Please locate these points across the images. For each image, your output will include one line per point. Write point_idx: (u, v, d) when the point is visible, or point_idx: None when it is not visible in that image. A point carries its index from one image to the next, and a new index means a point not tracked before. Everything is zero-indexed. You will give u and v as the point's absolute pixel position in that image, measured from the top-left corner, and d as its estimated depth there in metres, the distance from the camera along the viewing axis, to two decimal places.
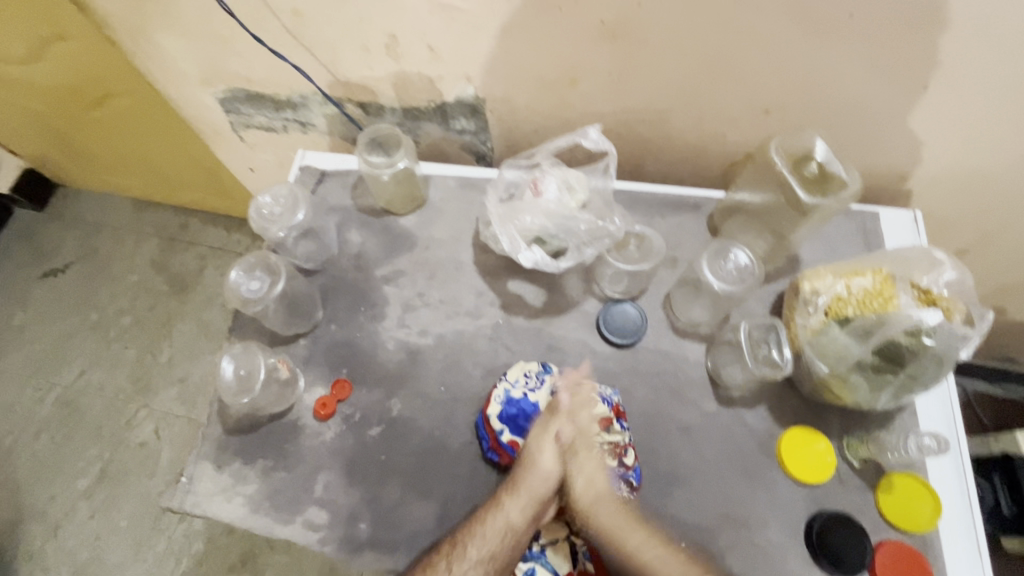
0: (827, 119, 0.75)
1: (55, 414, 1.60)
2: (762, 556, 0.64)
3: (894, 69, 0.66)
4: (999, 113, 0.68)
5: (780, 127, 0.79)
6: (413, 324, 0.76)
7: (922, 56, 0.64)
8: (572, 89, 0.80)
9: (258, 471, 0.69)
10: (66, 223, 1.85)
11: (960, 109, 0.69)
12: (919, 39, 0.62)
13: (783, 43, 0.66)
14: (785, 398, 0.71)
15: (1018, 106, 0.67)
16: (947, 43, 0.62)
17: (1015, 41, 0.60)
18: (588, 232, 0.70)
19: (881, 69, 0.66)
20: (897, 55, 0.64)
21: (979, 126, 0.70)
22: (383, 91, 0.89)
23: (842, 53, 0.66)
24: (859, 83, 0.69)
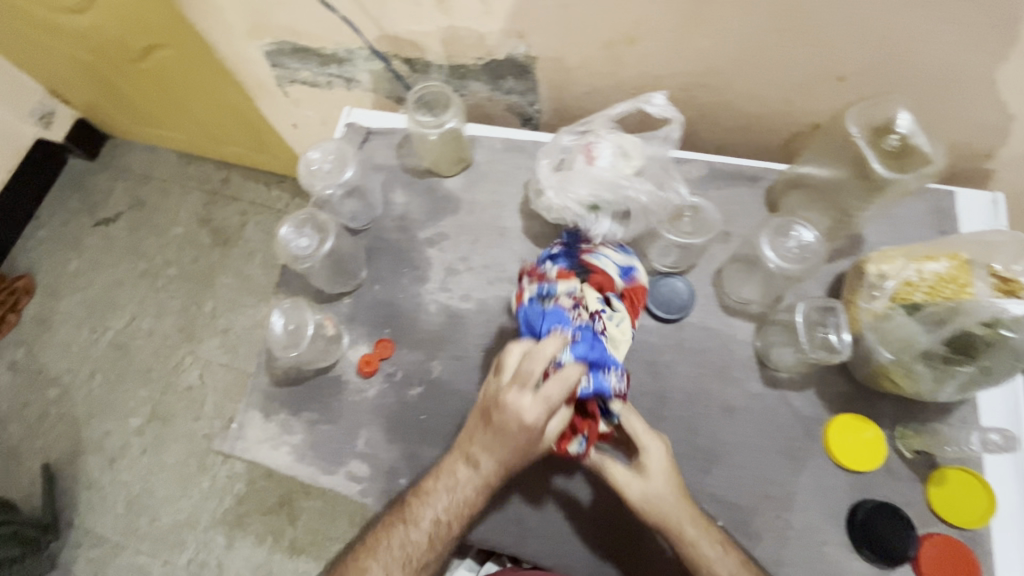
0: (908, 88, 0.69)
1: (108, 355, 1.69)
2: (800, 539, 0.63)
3: (995, 33, 0.60)
4: None
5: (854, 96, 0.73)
6: (455, 288, 0.76)
7: None
8: (629, 49, 0.76)
9: (303, 423, 0.72)
10: (116, 174, 1.91)
11: None
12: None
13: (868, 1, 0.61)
14: (836, 383, 0.68)
15: None
16: None
17: None
18: (647, 202, 0.67)
19: (979, 32, 0.60)
20: (1000, 17, 0.58)
21: None
22: (431, 47, 0.86)
23: (936, 15, 0.60)
24: (950, 47, 0.63)
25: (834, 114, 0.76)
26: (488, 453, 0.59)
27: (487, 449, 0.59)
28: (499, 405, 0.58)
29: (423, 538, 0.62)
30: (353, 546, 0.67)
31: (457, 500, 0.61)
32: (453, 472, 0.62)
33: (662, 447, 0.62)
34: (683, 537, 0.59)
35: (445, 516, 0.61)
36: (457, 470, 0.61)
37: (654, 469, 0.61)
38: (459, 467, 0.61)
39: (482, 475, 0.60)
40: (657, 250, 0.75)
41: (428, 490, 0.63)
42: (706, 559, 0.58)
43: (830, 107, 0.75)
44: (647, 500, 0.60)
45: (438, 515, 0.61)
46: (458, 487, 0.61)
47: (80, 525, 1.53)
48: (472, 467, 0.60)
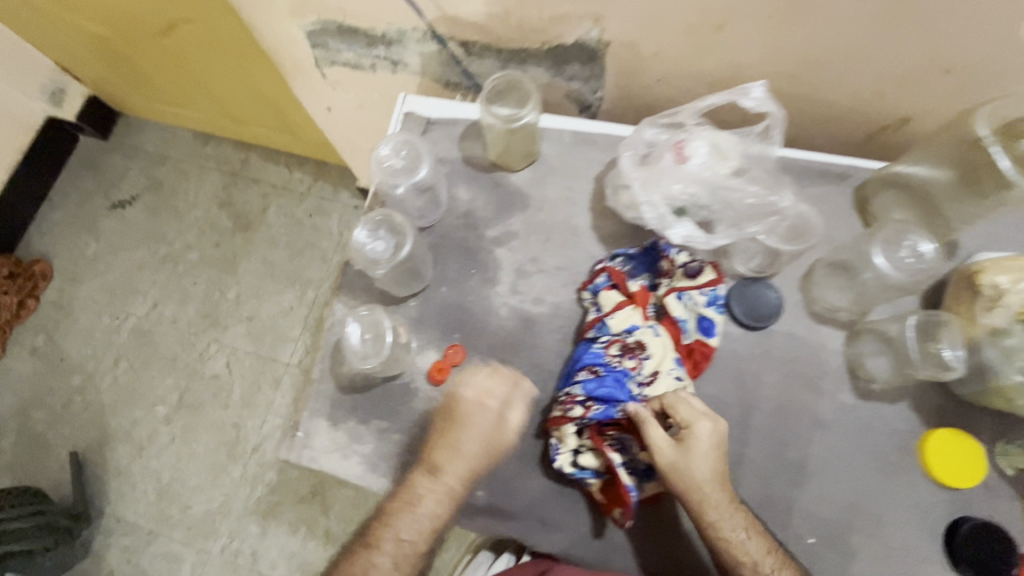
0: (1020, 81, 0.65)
1: (132, 342, 1.66)
2: (895, 556, 0.62)
3: None
4: None
5: (956, 89, 0.69)
6: (527, 291, 0.73)
7: None
8: (716, 35, 0.71)
9: (374, 432, 0.69)
10: (130, 154, 1.84)
11: None
12: None
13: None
14: (933, 396, 0.65)
15: None
16: None
17: None
18: (752, 206, 0.64)
19: None
20: None
21: None
22: (494, 30, 0.80)
23: None
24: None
25: (929, 107, 0.72)
26: (449, 470, 0.63)
27: (446, 463, 0.63)
28: (460, 416, 0.65)
29: (399, 552, 0.62)
30: (339, 563, 0.65)
31: (426, 517, 0.62)
32: (413, 490, 0.63)
33: (712, 429, 0.59)
34: (705, 513, 0.58)
35: (414, 534, 0.62)
36: (416, 485, 0.63)
37: (699, 448, 0.58)
38: (418, 483, 0.63)
39: (440, 488, 0.63)
40: (739, 254, 0.71)
41: (394, 513, 0.63)
42: (729, 541, 0.58)
43: (927, 100, 0.71)
44: (681, 474, 0.58)
45: (405, 536, 0.62)
46: (421, 503, 0.63)
47: (112, 513, 1.52)
48: (432, 481, 0.63)
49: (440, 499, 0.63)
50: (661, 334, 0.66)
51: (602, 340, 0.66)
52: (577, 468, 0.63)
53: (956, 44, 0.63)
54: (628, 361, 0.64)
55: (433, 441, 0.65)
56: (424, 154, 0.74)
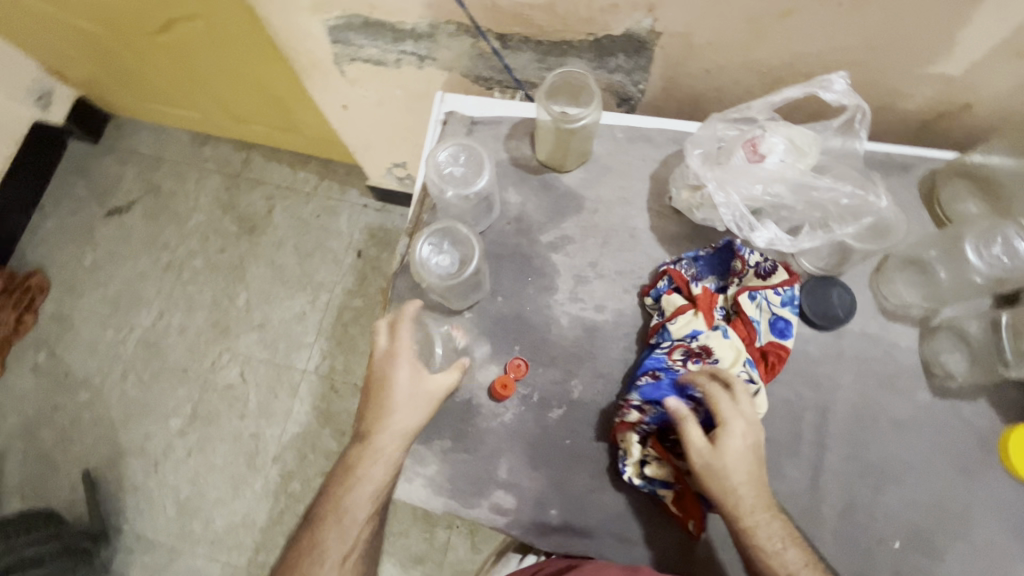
0: None
1: (139, 355, 1.60)
2: (983, 557, 0.60)
3: None
4: None
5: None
6: (587, 298, 0.70)
7: None
8: (778, 23, 0.67)
9: (436, 452, 0.66)
10: (124, 158, 1.76)
11: None
12: None
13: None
14: (1012, 391, 0.64)
15: None
16: None
17: None
18: (846, 205, 0.59)
19: None
20: None
21: None
22: (537, 21, 0.76)
23: None
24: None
25: (995, 93, 0.70)
26: (380, 450, 0.62)
27: (383, 445, 0.62)
28: (384, 404, 0.62)
29: (346, 535, 0.62)
30: (297, 549, 0.64)
31: (363, 496, 0.62)
32: (359, 470, 0.62)
33: (747, 427, 0.57)
34: (738, 518, 0.56)
35: (360, 512, 0.62)
36: (361, 466, 0.62)
37: (733, 448, 0.56)
38: (364, 465, 0.62)
39: (385, 468, 0.62)
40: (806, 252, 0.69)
41: (344, 496, 0.63)
42: (764, 549, 0.56)
43: (993, 85, 0.69)
44: (715, 475, 0.56)
45: (351, 515, 0.62)
46: (369, 483, 0.62)
47: (131, 531, 1.48)
48: (375, 462, 0.62)
49: (377, 479, 0.62)
50: (731, 336, 0.62)
51: (664, 344, 0.63)
52: (649, 481, 0.61)
53: None
54: (693, 364, 0.61)
55: (371, 415, 0.63)
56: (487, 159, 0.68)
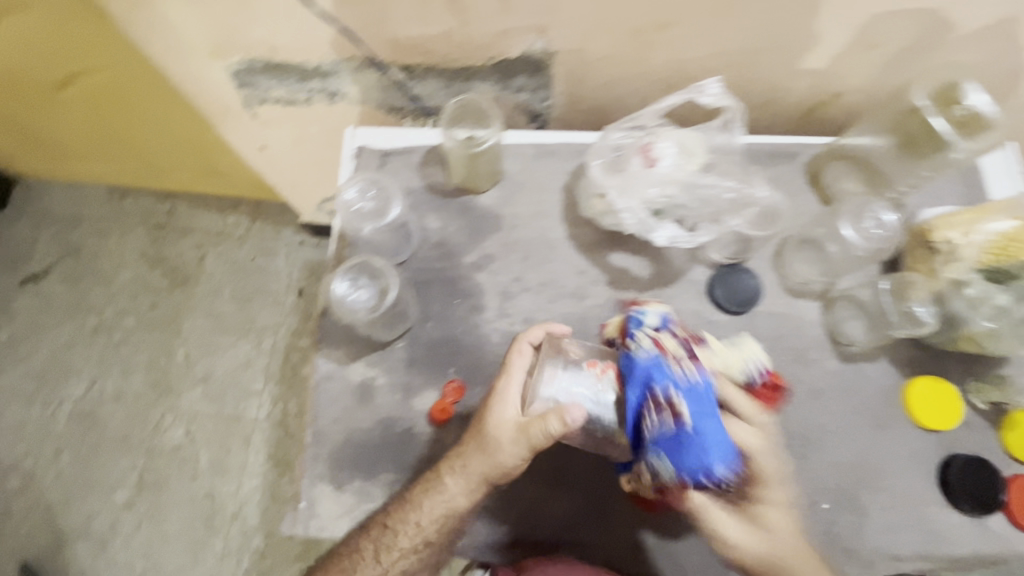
0: (938, 49, 0.70)
1: (73, 428, 1.50)
2: (902, 505, 0.65)
3: None
4: None
5: (881, 61, 0.73)
6: (515, 312, 0.71)
7: None
8: (659, 35, 0.72)
9: (383, 486, 0.65)
10: (35, 222, 1.65)
11: None
12: None
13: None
14: (907, 348, 0.70)
15: None
16: None
17: None
18: (731, 200, 0.65)
19: None
20: None
21: None
22: (436, 50, 0.78)
23: None
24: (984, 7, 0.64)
25: (860, 81, 0.76)
26: (468, 474, 0.60)
27: (473, 470, 0.60)
28: (482, 436, 0.60)
29: (414, 542, 0.61)
30: (370, 526, 0.63)
31: (437, 513, 0.60)
32: (440, 489, 0.61)
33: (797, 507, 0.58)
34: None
35: (430, 526, 0.61)
36: (443, 486, 0.60)
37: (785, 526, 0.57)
38: (447, 486, 0.60)
39: (466, 494, 0.60)
40: (713, 243, 0.73)
41: (417, 505, 0.61)
42: None
43: (857, 74, 0.75)
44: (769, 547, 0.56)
45: (423, 526, 0.61)
46: (449, 505, 0.60)
47: None
48: (459, 485, 0.60)
49: (457, 504, 0.60)
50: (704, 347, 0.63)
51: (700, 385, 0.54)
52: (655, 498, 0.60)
53: (879, 22, 0.67)
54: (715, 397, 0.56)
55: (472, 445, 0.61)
56: (395, 194, 0.74)
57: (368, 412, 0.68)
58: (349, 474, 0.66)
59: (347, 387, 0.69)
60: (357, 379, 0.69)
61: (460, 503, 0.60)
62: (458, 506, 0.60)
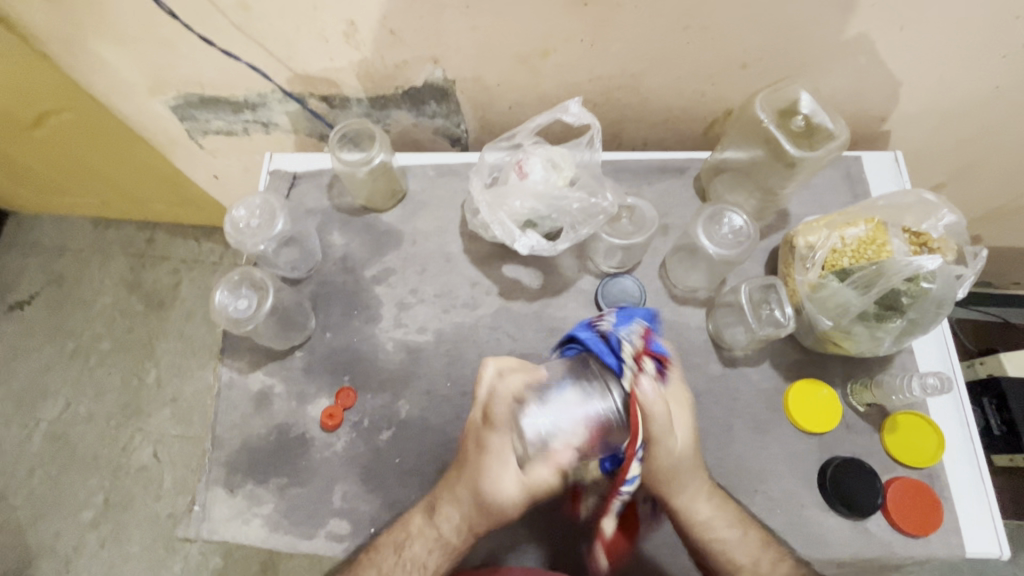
0: (811, 66, 0.73)
1: (46, 449, 1.55)
2: (780, 508, 0.66)
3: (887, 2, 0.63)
4: (982, 43, 0.67)
5: (759, 80, 0.76)
6: (411, 323, 0.75)
7: None
8: (543, 61, 0.76)
9: (273, 490, 0.68)
10: (25, 252, 1.74)
11: (942, 43, 0.67)
12: None
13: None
14: (788, 353, 0.72)
15: (999, 38, 0.66)
16: None
17: None
18: (580, 209, 0.68)
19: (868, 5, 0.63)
20: None
21: (958, 58, 0.69)
22: (346, 81, 0.84)
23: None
24: (842, 28, 0.67)
25: (744, 99, 0.80)
26: (459, 499, 0.61)
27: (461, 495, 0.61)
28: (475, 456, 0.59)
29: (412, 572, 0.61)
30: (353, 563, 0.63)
31: (430, 536, 0.62)
32: (432, 515, 0.62)
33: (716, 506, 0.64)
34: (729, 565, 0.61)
35: (427, 552, 0.62)
36: (436, 514, 0.62)
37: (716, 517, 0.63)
38: (440, 513, 0.62)
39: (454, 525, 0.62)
40: (601, 253, 0.76)
41: (416, 534, 0.62)
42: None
43: (740, 92, 0.79)
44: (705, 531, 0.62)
45: (419, 552, 0.62)
46: (443, 531, 0.62)
47: None
48: (454, 510, 0.61)
49: (454, 532, 0.62)
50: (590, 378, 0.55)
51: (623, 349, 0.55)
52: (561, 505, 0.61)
53: (745, 44, 0.70)
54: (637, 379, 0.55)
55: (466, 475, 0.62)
56: (280, 206, 0.75)
57: (265, 419, 0.71)
58: (244, 477, 0.69)
59: (246, 394, 0.72)
60: (257, 388, 0.73)
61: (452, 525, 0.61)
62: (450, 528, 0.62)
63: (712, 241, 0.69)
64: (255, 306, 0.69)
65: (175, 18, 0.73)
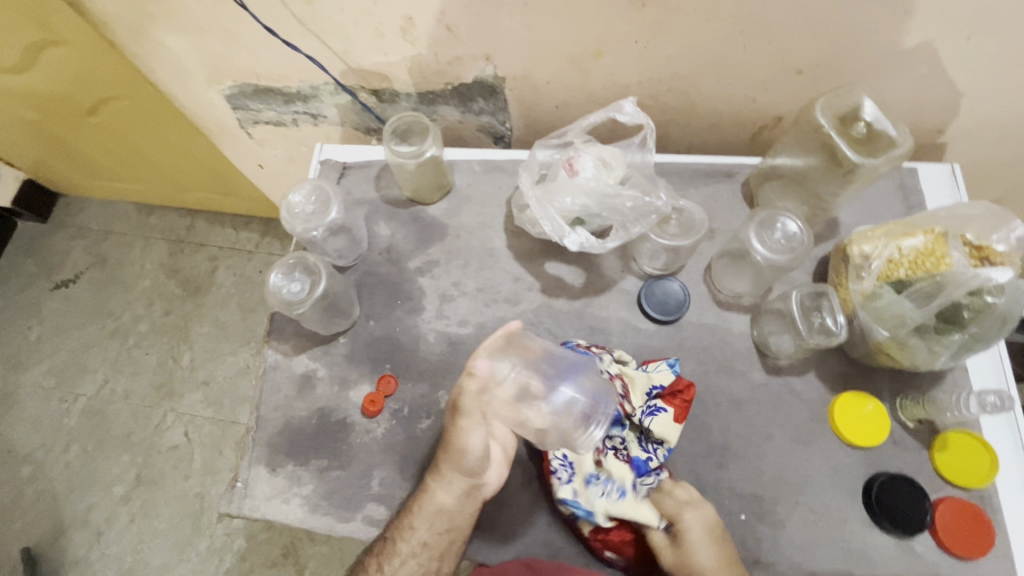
0: (877, 75, 0.70)
1: (83, 424, 1.58)
2: (823, 521, 0.64)
3: (958, 16, 0.60)
4: None
5: (822, 86, 0.73)
6: (452, 315, 0.76)
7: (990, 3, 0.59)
8: (595, 61, 0.75)
9: (313, 471, 0.69)
10: (69, 233, 1.78)
11: (1021, 56, 0.64)
12: None
13: (835, 2, 0.61)
14: (834, 364, 0.70)
15: None
16: None
17: None
18: (633, 208, 0.69)
19: (947, 15, 0.61)
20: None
21: None
22: (397, 76, 0.84)
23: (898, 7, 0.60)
24: (916, 35, 0.64)
25: (800, 106, 0.77)
26: (446, 478, 0.63)
27: (447, 472, 0.63)
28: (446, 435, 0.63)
29: (412, 547, 0.64)
30: (374, 545, 0.65)
31: (429, 518, 0.63)
32: (427, 492, 0.64)
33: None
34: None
35: (423, 528, 0.64)
36: (429, 489, 0.64)
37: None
38: (431, 490, 0.64)
39: (451, 500, 0.64)
40: (646, 254, 0.77)
41: (417, 515, 0.64)
42: None
43: (798, 99, 0.76)
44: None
45: (417, 530, 0.64)
46: (439, 509, 0.63)
47: None
48: (442, 486, 0.63)
49: (444, 505, 0.63)
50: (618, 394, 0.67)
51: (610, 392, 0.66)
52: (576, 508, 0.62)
53: (803, 50, 0.68)
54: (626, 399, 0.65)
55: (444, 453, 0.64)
56: (334, 194, 0.77)
57: (308, 402, 0.73)
58: (286, 459, 0.70)
59: (291, 376, 0.74)
60: (301, 371, 0.74)
61: (447, 505, 0.63)
62: (446, 507, 0.63)
63: (764, 245, 0.69)
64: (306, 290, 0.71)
65: (242, 9, 0.75)
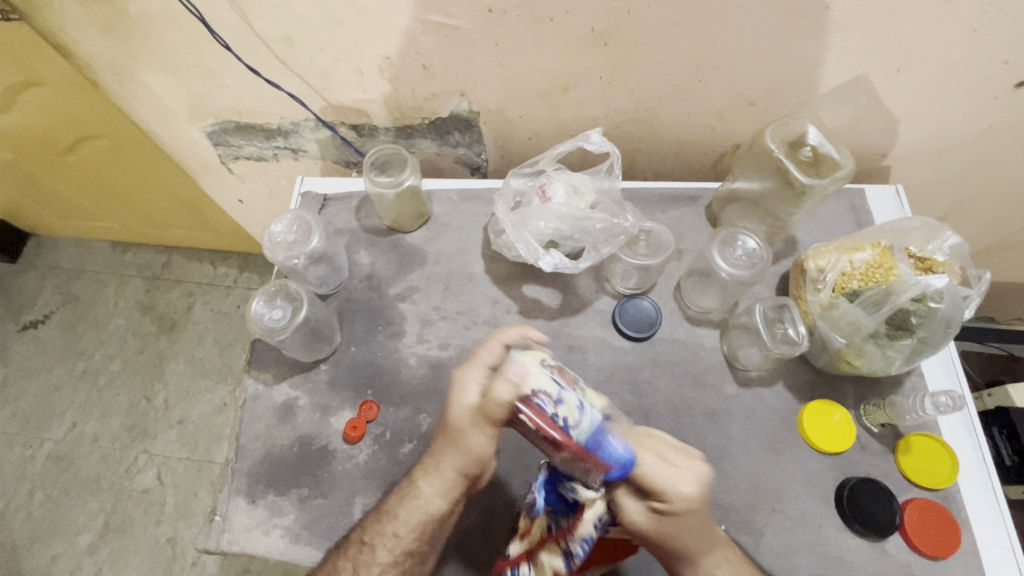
0: (821, 104, 0.76)
1: (47, 470, 1.50)
2: (798, 527, 0.66)
3: (885, 52, 0.67)
4: (980, 88, 0.71)
5: (771, 117, 0.79)
6: (433, 338, 0.77)
7: (910, 40, 0.65)
8: (564, 96, 0.80)
9: (294, 501, 0.69)
10: (41, 273, 1.74)
11: (944, 87, 0.71)
12: (905, 24, 0.63)
13: (779, 40, 0.67)
14: (800, 374, 0.74)
15: (999, 84, 0.70)
16: (942, 25, 0.63)
17: (992, 23, 0.62)
18: (603, 229, 0.74)
19: (876, 52, 0.67)
20: (895, 37, 0.65)
21: (962, 99, 0.73)
22: (377, 112, 0.88)
23: (833, 44, 0.67)
24: (853, 68, 0.70)
25: (753, 134, 0.83)
26: (442, 477, 0.61)
27: (444, 469, 0.61)
28: (453, 432, 0.60)
29: (394, 555, 0.61)
30: (347, 547, 0.62)
31: (414, 521, 0.61)
32: (416, 496, 0.61)
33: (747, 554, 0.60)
34: None
35: (409, 536, 0.61)
36: (419, 491, 0.61)
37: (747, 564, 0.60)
38: (422, 490, 0.61)
39: (444, 497, 0.61)
40: (618, 275, 0.80)
41: (400, 517, 0.61)
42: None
43: (751, 128, 0.82)
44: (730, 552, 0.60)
45: (400, 537, 0.61)
46: (427, 511, 0.61)
47: None
48: (435, 488, 0.61)
49: (434, 509, 0.61)
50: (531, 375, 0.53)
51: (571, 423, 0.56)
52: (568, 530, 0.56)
53: (753, 84, 0.74)
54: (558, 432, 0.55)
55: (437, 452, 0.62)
56: (315, 223, 0.79)
57: (288, 430, 0.73)
58: (268, 488, 0.70)
59: (271, 406, 0.74)
60: (281, 399, 0.74)
61: (435, 508, 0.61)
62: (435, 511, 0.61)
63: (727, 262, 0.74)
64: (288, 316, 0.73)
65: (227, 49, 0.78)
